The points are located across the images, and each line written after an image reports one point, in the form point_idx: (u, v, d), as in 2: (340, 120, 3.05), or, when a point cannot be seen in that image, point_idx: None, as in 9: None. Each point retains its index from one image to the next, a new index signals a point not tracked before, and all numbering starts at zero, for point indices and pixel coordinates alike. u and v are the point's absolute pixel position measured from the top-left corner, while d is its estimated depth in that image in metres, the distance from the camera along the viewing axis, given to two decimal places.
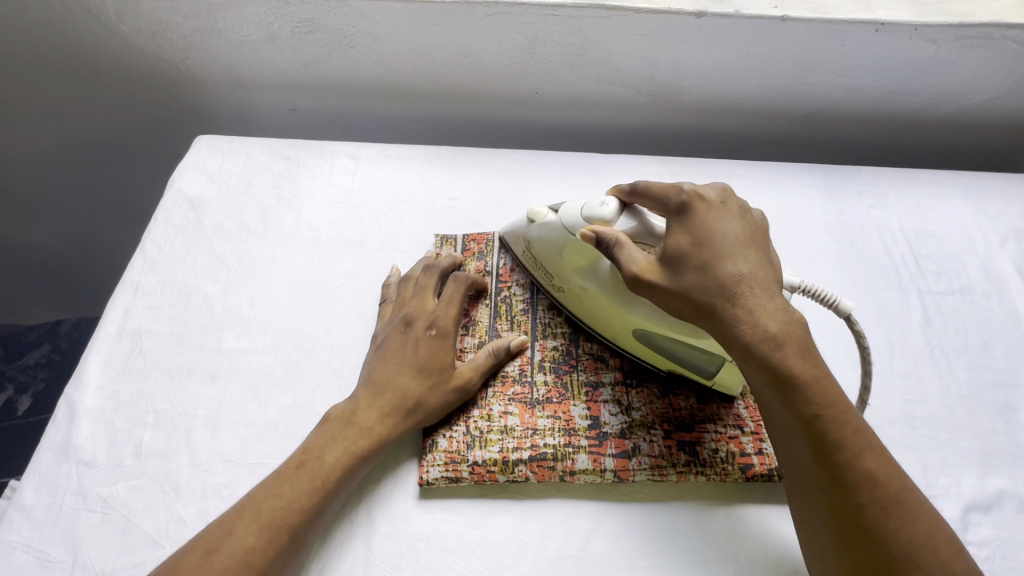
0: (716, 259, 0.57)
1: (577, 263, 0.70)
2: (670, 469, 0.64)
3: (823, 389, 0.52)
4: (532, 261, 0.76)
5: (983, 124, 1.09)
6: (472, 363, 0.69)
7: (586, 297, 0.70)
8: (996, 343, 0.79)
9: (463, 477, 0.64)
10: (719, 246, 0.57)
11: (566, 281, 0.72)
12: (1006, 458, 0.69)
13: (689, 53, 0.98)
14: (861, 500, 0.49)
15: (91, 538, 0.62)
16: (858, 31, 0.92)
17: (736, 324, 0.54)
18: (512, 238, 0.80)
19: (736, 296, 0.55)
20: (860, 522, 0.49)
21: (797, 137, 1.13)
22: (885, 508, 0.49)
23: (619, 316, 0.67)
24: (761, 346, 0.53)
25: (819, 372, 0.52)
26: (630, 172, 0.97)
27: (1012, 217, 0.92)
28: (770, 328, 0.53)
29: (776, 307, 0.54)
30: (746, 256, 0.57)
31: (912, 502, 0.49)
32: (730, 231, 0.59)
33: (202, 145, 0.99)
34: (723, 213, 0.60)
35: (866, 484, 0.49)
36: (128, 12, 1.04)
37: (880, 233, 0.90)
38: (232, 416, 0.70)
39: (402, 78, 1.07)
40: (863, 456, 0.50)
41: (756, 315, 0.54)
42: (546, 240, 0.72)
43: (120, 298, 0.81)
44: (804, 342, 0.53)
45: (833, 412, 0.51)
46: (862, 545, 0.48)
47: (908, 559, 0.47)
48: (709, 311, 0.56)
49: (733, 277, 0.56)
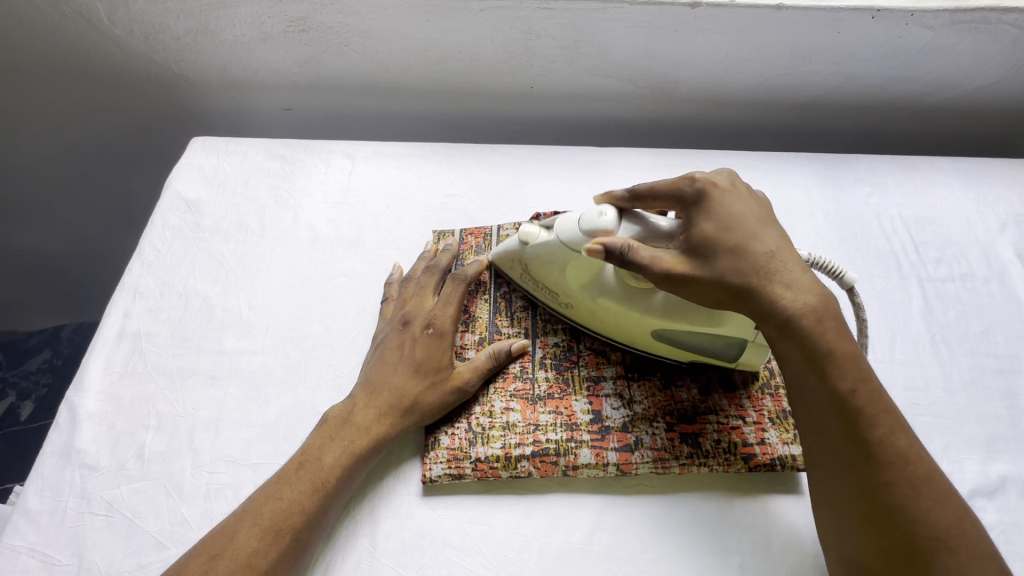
0: (746, 239, 0.57)
1: (580, 280, 0.68)
2: (673, 462, 0.64)
3: (857, 362, 0.53)
4: (530, 281, 0.74)
5: (982, 108, 1.08)
6: (471, 364, 0.68)
7: (597, 310, 0.69)
8: (998, 329, 0.79)
9: (466, 473, 0.64)
10: (745, 226, 0.58)
11: (572, 297, 0.70)
12: (1009, 443, 0.69)
13: (684, 44, 0.97)
14: (894, 478, 0.49)
15: (95, 541, 0.62)
16: (854, 18, 0.92)
17: (772, 300, 0.55)
18: (501, 263, 0.77)
19: (770, 274, 0.55)
20: (890, 500, 0.48)
21: (795, 125, 1.13)
22: (916, 486, 0.49)
23: (635, 320, 0.67)
24: (799, 322, 0.54)
25: (851, 346, 0.53)
26: (628, 166, 0.96)
27: (1013, 203, 0.91)
28: (808, 303, 0.54)
29: (808, 283, 0.55)
30: (772, 235, 0.58)
31: (940, 481, 0.50)
32: (753, 212, 0.59)
33: (198, 146, 0.99)
34: (745, 195, 0.60)
35: (899, 462, 0.49)
36: (119, 14, 1.04)
37: (879, 221, 0.90)
38: (234, 418, 0.70)
39: (397, 75, 1.07)
40: (895, 432, 0.50)
41: (792, 291, 0.55)
42: (545, 260, 0.70)
43: (119, 301, 0.81)
44: (837, 316, 0.54)
45: (868, 387, 0.52)
46: (893, 525, 0.48)
47: (939, 538, 0.47)
48: (742, 290, 0.56)
49: (764, 255, 0.56)
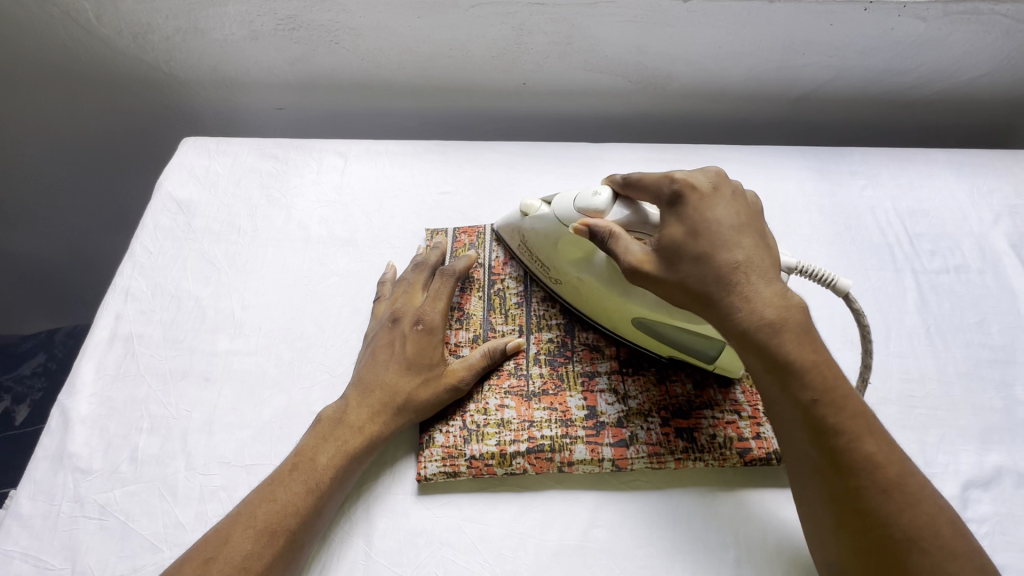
0: (714, 247, 0.56)
1: (571, 256, 0.69)
2: (668, 456, 0.64)
3: (824, 372, 0.51)
4: (529, 253, 0.76)
5: (975, 100, 1.08)
6: (465, 361, 0.68)
7: (583, 288, 0.70)
8: (992, 320, 0.79)
9: (461, 471, 0.64)
10: (714, 234, 0.56)
11: (562, 273, 0.71)
12: (1004, 434, 0.69)
13: (677, 38, 0.97)
14: (862, 484, 0.48)
15: (89, 545, 0.62)
16: (846, 11, 0.91)
17: (735, 312, 0.53)
18: (506, 231, 0.79)
19: (734, 283, 0.54)
20: (860, 507, 0.48)
21: (790, 119, 1.13)
22: (886, 491, 0.48)
23: (616, 304, 0.67)
24: (758, 334, 0.52)
25: (818, 356, 0.52)
26: (621, 162, 0.96)
27: (1007, 193, 0.91)
28: (768, 315, 0.52)
29: (773, 293, 0.54)
30: (743, 242, 0.56)
31: (913, 484, 0.49)
32: (724, 218, 0.57)
33: (190, 146, 0.98)
34: (718, 199, 0.59)
35: (866, 470, 0.49)
36: (106, 14, 1.03)
37: (873, 214, 0.90)
38: (228, 419, 0.70)
39: (388, 73, 1.07)
40: (862, 439, 0.50)
41: (754, 301, 0.53)
42: (541, 233, 0.71)
43: (111, 303, 0.80)
44: (802, 328, 0.52)
45: (832, 396, 0.51)
46: (863, 529, 0.48)
47: (911, 540, 0.47)
48: (708, 301, 0.55)
49: (729, 264, 0.55)
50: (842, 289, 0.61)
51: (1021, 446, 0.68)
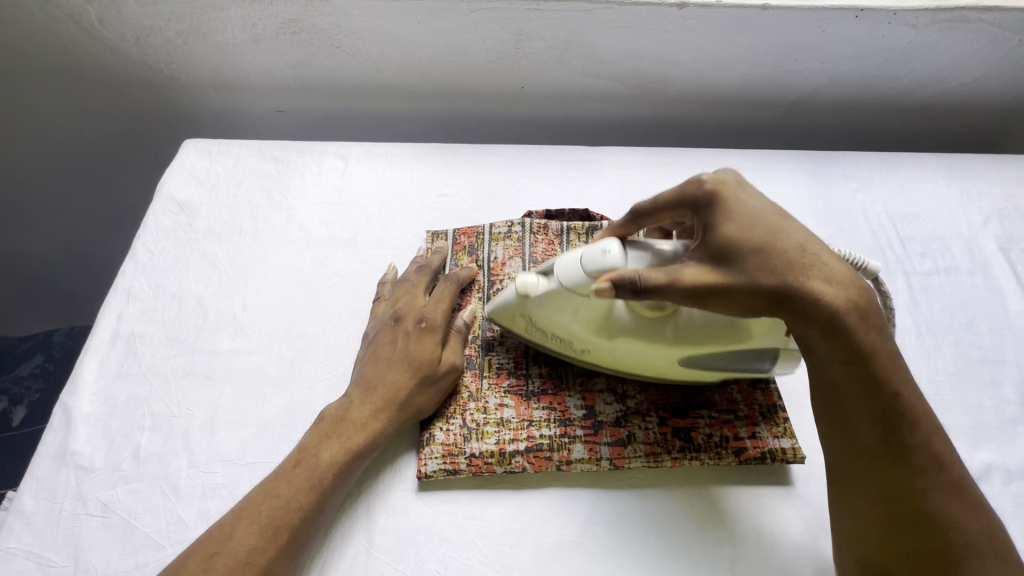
0: (774, 238, 0.52)
1: (593, 322, 0.63)
2: (665, 456, 0.65)
3: (897, 368, 0.51)
4: (540, 332, 0.68)
5: (962, 107, 1.10)
6: (455, 349, 0.70)
7: (618, 349, 0.64)
8: (981, 321, 0.80)
9: (461, 469, 0.65)
10: (769, 224, 0.53)
11: (588, 342, 0.65)
12: (993, 433, 0.71)
13: (673, 45, 0.99)
14: (929, 483, 0.49)
15: (92, 542, 0.62)
16: (837, 18, 0.93)
17: (817, 303, 0.51)
18: (500, 317, 0.70)
19: (807, 272, 0.51)
20: (924, 506, 0.49)
21: (782, 125, 1.15)
22: (947, 490, 0.49)
23: (660, 352, 0.62)
24: (844, 323, 0.50)
25: (892, 349, 0.52)
26: (617, 166, 0.97)
27: (996, 197, 0.93)
28: (850, 303, 0.51)
29: (847, 278, 0.52)
30: (797, 229, 0.53)
31: (971, 488, 0.50)
32: (771, 208, 0.54)
33: (190, 148, 0.99)
34: (753, 191, 0.56)
35: (933, 467, 0.50)
36: (109, 16, 1.04)
37: (865, 216, 0.92)
38: (230, 418, 0.71)
39: (389, 76, 1.08)
40: (931, 437, 0.50)
41: (833, 289, 0.51)
42: (552, 309, 0.64)
43: (113, 302, 0.81)
44: (878, 318, 0.52)
45: (908, 389, 0.51)
46: (925, 530, 0.49)
47: (972, 543, 0.48)
48: (784, 297, 0.51)
49: (798, 251, 0.52)
50: (872, 271, 0.60)
51: (1010, 444, 0.70)
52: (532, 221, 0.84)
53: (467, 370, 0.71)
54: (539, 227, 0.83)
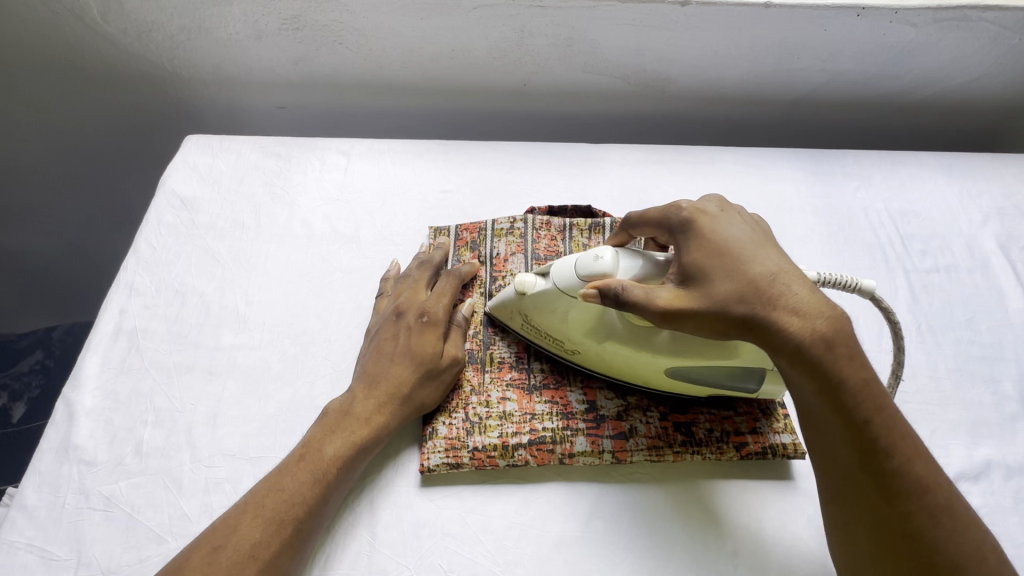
0: (743, 265, 0.53)
1: (583, 322, 0.64)
2: (667, 450, 0.65)
3: (870, 393, 0.49)
4: (534, 331, 0.69)
5: (961, 106, 1.11)
6: (456, 343, 0.70)
7: (606, 354, 0.65)
8: (981, 318, 0.81)
9: (464, 462, 0.65)
10: (739, 251, 0.54)
11: (578, 343, 0.66)
12: (993, 429, 0.71)
13: (676, 42, 0.99)
14: (911, 509, 0.47)
15: (94, 536, 0.62)
16: (840, 16, 0.93)
17: (783, 330, 0.50)
18: (499, 312, 0.72)
19: (774, 299, 0.51)
20: (906, 532, 0.47)
21: (782, 122, 1.16)
22: (935, 517, 0.47)
23: (646, 362, 0.63)
24: (810, 352, 0.49)
25: (867, 374, 0.50)
26: (619, 163, 0.98)
27: (996, 195, 0.93)
28: (819, 329, 0.50)
29: (818, 303, 0.51)
30: (769, 257, 0.54)
31: (963, 512, 0.48)
32: (746, 236, 0.56)
33: (192, 144, 0.99)
34: (731, 220, 0.57)
35: (917, 493, 0.47)
36: (112, 11, 1.04)
37: (866, 214, 0.92)
38: (232, 412, 0.71)
39: (392, 73, 1.08)
40: (912, 461, 0.48)
41: (801, 316, 0.50)
42: (545, 308, 0.65)
43: (115, 298, 0.81)
44: (851, 343, 0.50)
45: (882, 416, 0.49)
46: (909, 556, 0.47)
47: (961, 570, 0.45)
48: (751, 323, 0.52)
49: (765, 278, 0.52)
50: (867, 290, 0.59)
51: (1009, 440, 0.70)
52: (534, 218, 0.84)
53: (469, 364, 0.72)
54: (541, 223, 0.83)
